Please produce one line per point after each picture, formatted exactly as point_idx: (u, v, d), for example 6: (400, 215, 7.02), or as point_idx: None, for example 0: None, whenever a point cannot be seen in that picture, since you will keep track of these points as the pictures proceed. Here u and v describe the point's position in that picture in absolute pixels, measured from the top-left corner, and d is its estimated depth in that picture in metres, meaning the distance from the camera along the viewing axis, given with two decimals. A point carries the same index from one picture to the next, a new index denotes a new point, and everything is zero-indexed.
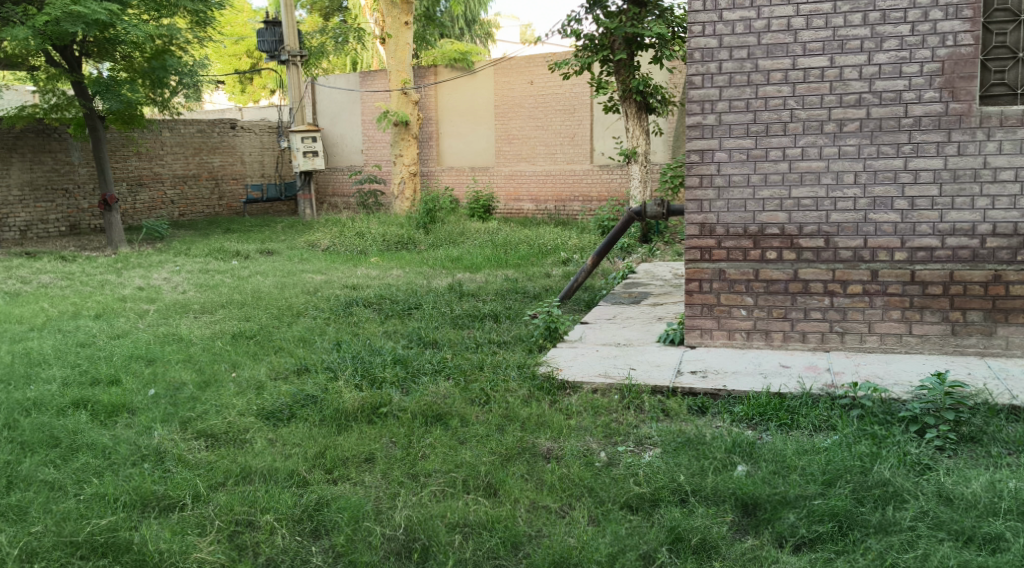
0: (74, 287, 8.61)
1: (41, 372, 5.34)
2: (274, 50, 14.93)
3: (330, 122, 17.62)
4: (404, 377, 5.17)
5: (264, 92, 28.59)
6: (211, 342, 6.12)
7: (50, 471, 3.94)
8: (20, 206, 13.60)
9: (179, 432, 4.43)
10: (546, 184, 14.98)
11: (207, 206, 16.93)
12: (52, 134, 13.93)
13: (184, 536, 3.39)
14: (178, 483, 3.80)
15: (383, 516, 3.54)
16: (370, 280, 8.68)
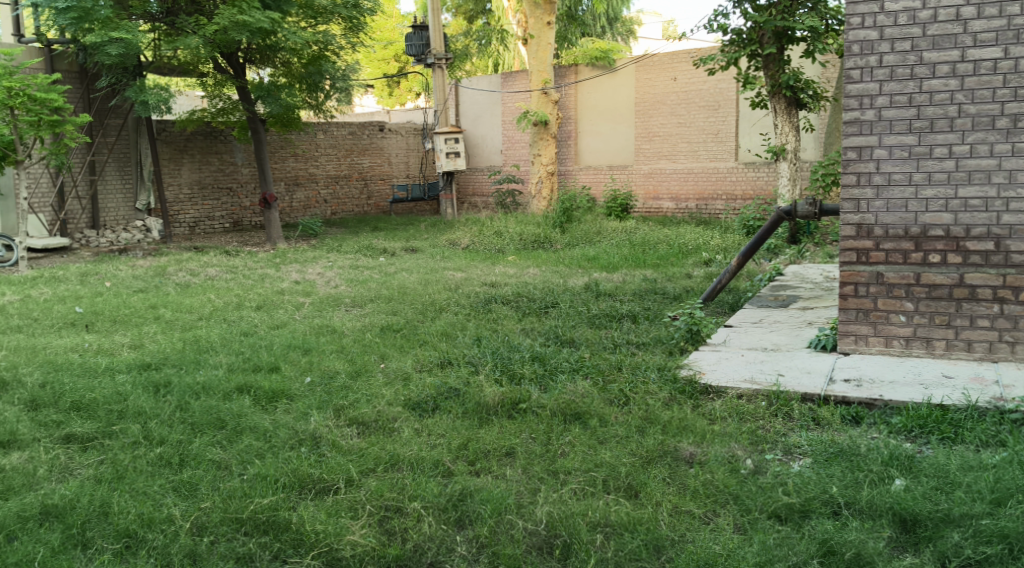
0: (237, 280, 9.18)
1: (209, 359, 5.73)
2: (420, 54, 15.37)
3: (472, 123, 17.95)
4: (543, 375, 5.21)
5: (410, 95, 29.60)
6: (362, 334, 6.39)
7: (218, 451, 4.23)
8: (190, 204, 14.61)
9: (333, 419, 4.65)
10: (688, 182, 14.71)
11: (356, 205, 17.64)
12: (218, 137, 14.92)
13: (338, 519, 3.55)
14: (333, 467, 3.99)
15: (525, 510, 3.59)
16: (509, 278, 8.81)
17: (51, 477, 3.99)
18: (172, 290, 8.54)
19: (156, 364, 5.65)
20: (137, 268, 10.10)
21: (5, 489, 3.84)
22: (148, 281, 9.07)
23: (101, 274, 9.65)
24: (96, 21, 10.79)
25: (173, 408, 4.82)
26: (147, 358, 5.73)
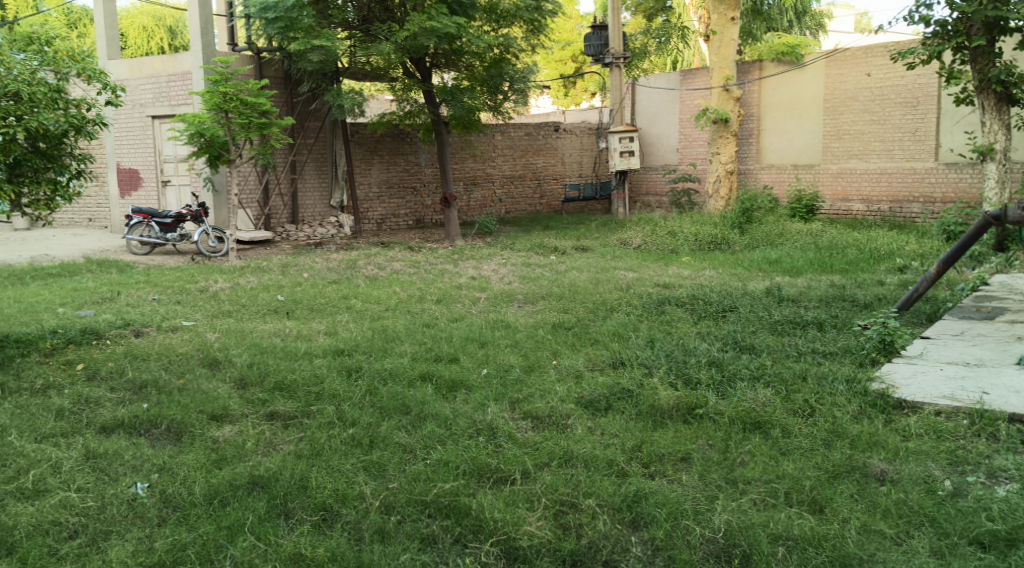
0: (419, 275, 9.58)
1: (394, 347, 6.05)
2: (599, 53, 15.41)
3: (649, 122, 17.79)
4: (721, 381, 5.10)
5: (585, 95, 29.78)
6: (535, 330, 6.51)
7: (403, 435, 4.46)
8: (378, 201, 15.38)
9: (509, 411, 4.78)
10: (881, 183, 13.88)
11: (529, 204, 17.96)
12: (405, 138, 15.65)
13: (515, 509, 3.66)
14: (509, 458, 4.11)
15: (702, 517, 3.55)
16: (683, 279, 8.68)
17: (257, 450, 4.37)
18: (360, 281, 9.04)
19: (348, 350, 6.02)
20: (329, 260, 10.78)
21: (219, 459, 4.24)
22: (340, 273, 9.66)
23: (299, 265, 10.38)
24: (300, 30, 11.63)
25: (363, 392, 5.12)
26: (340, 345, 6.12)
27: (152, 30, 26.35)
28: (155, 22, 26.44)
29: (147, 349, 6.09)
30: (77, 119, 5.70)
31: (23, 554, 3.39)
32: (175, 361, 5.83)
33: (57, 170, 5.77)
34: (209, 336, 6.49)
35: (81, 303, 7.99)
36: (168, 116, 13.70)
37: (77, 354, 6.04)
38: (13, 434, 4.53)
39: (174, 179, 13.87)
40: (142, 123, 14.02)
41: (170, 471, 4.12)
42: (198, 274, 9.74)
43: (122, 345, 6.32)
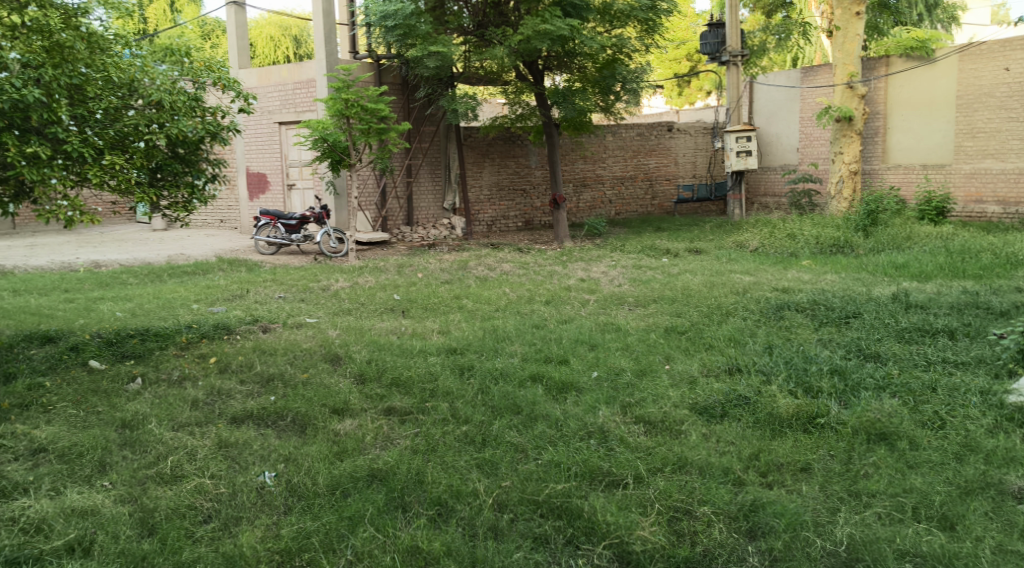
0: (529, 276, 9.66)
1: (505, 347, 6.12)
2: (715, 51, 15.11)
3: (767, 121, 17.34)
4: (843, 390, 4.93)
5: (700, 93, 29.24)
6: (647, 334, 6.45)
7: (515, 434, 4.52)
8: (489, 203, 15.57)
9: (620, 415, 4.76)
10: (1019, 183, 13.08)
11: (640, 205, 17.81)
12: (516, 140, 15.79)
13: (628, 513, 3.66)
14: (622, 462, 4.10)
15: (823, 529, 3.47)
16: (803, 284, 8.42)
17: (376, 444, 4.51)
18: (472, 282, 9.20)
19: (460, 349, 6.14)
20: (442, 261, 11.00)
21: (340, 451, 4.41)
22: (452, 274, 9.86)
23: (413, 266, 10.63)
24: (417, 37, 11.96)
25: (475, 390, 5.21)
26: (453, 343, 6.25)
27: (278, 39, 27.56)
28: (282, 32, 27.62)
29: (273, 344, 6.37)
30: (213, 125, 6.02)
31: (163, 535, 3.62)
32: (299, 356, 6.09)
33: (194, 174, 6.10)
34: (330, 333, 6.75)
35: (214, 299, 8.44)
36: (293, 122, 14.30)
37: (210, 348, 6.39)
38: (153, 422, 4.84)
39: (299, 183, 14.47)
40: (269, 129, 14.69)
41: (295, 461, 4.31)
42: (320, 273, 10.13)
43: (251, 340, 6.65)
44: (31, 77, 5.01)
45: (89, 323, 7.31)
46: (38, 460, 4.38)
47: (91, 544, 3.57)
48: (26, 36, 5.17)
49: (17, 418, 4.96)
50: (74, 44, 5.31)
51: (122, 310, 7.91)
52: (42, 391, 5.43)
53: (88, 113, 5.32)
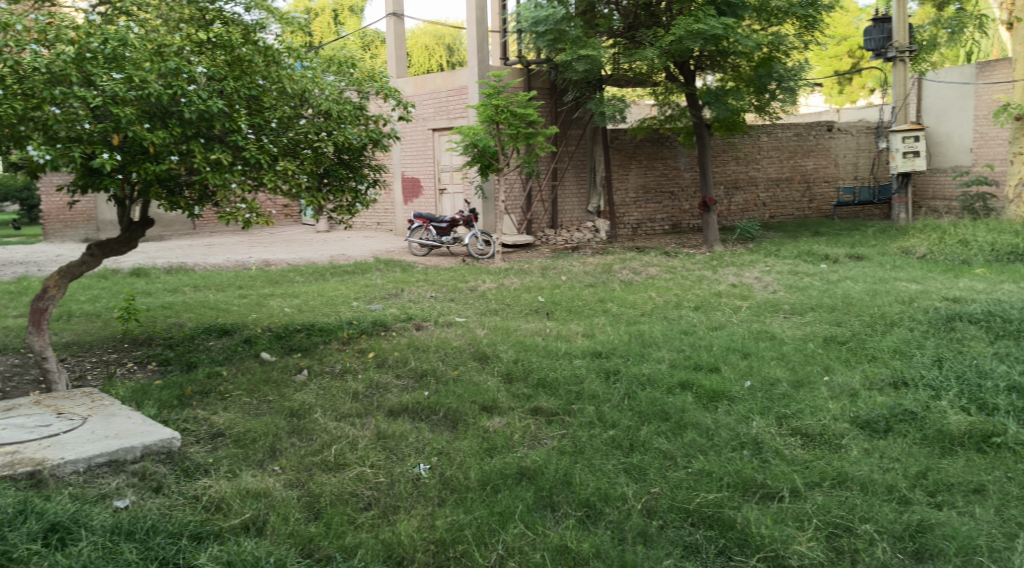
0: (677, 280, 9.53)
1: (653, 353, 6.07)
2: (880, 47, 14.35)
3: (937, 120, 16.33)
4: (1022, 409, 4.60)
5: (862, 91, 27.85)
6: (804, 343, 6.23)
7: (664, 441, 4.48)
8: (635, 206, 15.46)
9: (775, 426, 4.62)
10: None
11: (796, 208, 17.19)
12: (665, 142, 15.60)
13: (784, 526, 3.58)
14: (777, 474, 4.00)
15: (1000, 556, 3.32)
16: (976, 294, 7.88)
17: (524, 443, 4.59)
18: (618, 285, 9.19)
19: (607, 352, 6.14)
20: (587, 264, 11.05)
21: (490, 447, 4.52)
22: (597, 277, 9.87)
23: (559, 268, 10.73)
24: (568, 41, 12.07)
25: (622, 395, 5.21)
26: (599, 347, 6.26)
27: (433, 48, 28.50)
28: (436, 41, 28.54)
29: (425, 342, 6.60)
30: (376, 133, 6.32)
31: (327, 520, 3.83)
32: (450, 354, 6.28)
33: (357, 180, 6.40)
34: (478, 332, 6.92)
35: (371, 297, 8.83)
36: (446, 128, 14.73)
37: (368, 343, 6.70)
38: (318, 412, 5.14)
39: (449, 187, 14.91)
40: (424, 135, 15.24)
41: (448, 455, 4.46)
42: (469, 274, 10.40)
43: (405, 336, 6.91)
44: (215, 89, 5.44)
45: (260, 317, 7.83)
46: (217, 443, 4.73)
47: (263, 524, 3.83)
48: (211, 50, 5.65)
49: (198, 404, 5.38)
50: (253, 58, 5.74)
51: (289, 306, 8.42)
52: (219, 379, 5.87)
53: (264, 122, 5.73)
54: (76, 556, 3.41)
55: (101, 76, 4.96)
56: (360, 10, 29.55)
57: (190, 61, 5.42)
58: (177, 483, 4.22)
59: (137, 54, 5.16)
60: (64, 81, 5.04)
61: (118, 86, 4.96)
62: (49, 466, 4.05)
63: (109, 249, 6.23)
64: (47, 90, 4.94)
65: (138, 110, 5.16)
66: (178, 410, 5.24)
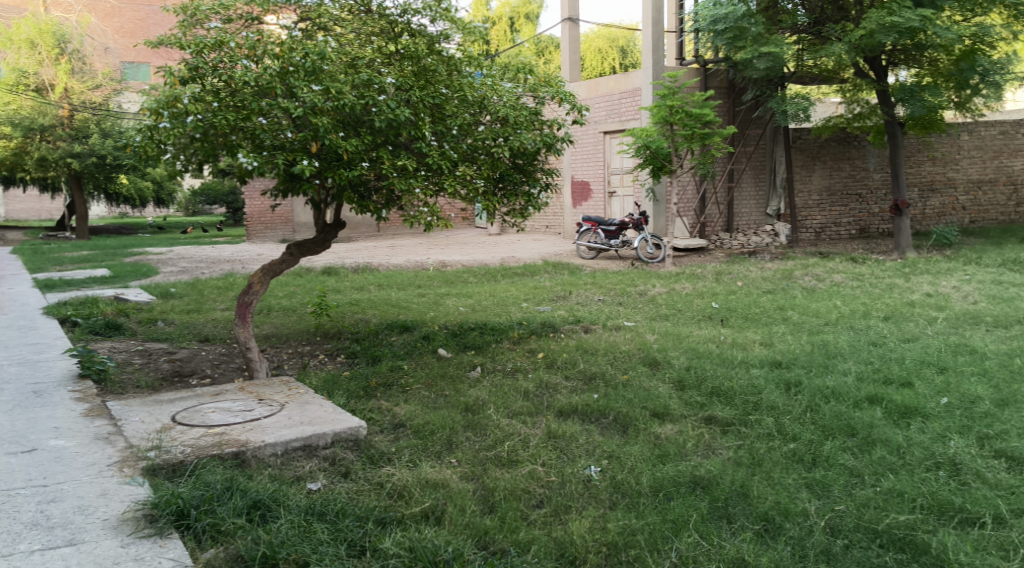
0: (864, 288, 9.03)
1: (837, 364, 5.79)
2: None
3: None
4: None
5: None
6: (1010, 359, 5.74)
7: (850, 457, 4.27)
8: (818, 209, 14.76)
9: (976, 447, 4.29)
10: None
11: (1001, 213, 15.86)
12: (852, 142, 14.87)
13: (986, 555, 3.37)
14: (978, 499, 3.74)
15: None
16: None
17: (698, 452, 4.52)
18: (798, 293, 8.83)
19: (787, 362, 5.92)
20: (765, 269, 10.70)
21: (663, 454, 4.48)
22: (775, 283, 9.53)
23: (735, 274, 10.46)
24: (748, 39, 11.82)
25: (804, 407, 5.01)
26: (778, 356, 6.05)
27: (606, 51, 28.62)
28: (609, 43, 28.62)
29: (595, 345, 6.62)
30: (550, 137, 6.37)
31: (502, 514, 3.91)
32: (620, 358, 6.27)
33: (530, 184, 6.49)
34: (649, 337, 6.86)
35: (541, 299, 8.97)
36: (618, 131, 14.69)
37: (538, 344, 6.81)
38: (492, 408, 5.28)
39: (619, 190, 14.86)
40: (596, 139, 15.32)
41: (619, 458, 4.46)
42: (639, 278, 10.33)
43: (575, 338, 6.97)
44: (402, 99, 5.67)
45: (436, 315, 8.13)
46: (399, 433, 4.97)
47: (441, 513, 3.95)
48: (400, 62, 5.93)
49: (382, 395, 5.67)
50: (436, 68, 6.00)
51: (463, 305, 8.69)
52: (401, 372, 6.17)
53: (446, 129, 5.93)
54: (275, 532, 3.63)
55: (301, 88, 5.34)
56: (535, 16, 30.09)
57: (380, 72, 5.69)
58: (363, 469, 4.46)
59: (333, 67, 5.51)
60: (269, 93, 5.47)
61: (317, 97, 5.31)
62: (251, 448, 4.41)
63: (305, 249, 6.69)
64: (255, 101, 5.38)
65: (333, 119, 5.51)
66: (364, 400, 5.55)
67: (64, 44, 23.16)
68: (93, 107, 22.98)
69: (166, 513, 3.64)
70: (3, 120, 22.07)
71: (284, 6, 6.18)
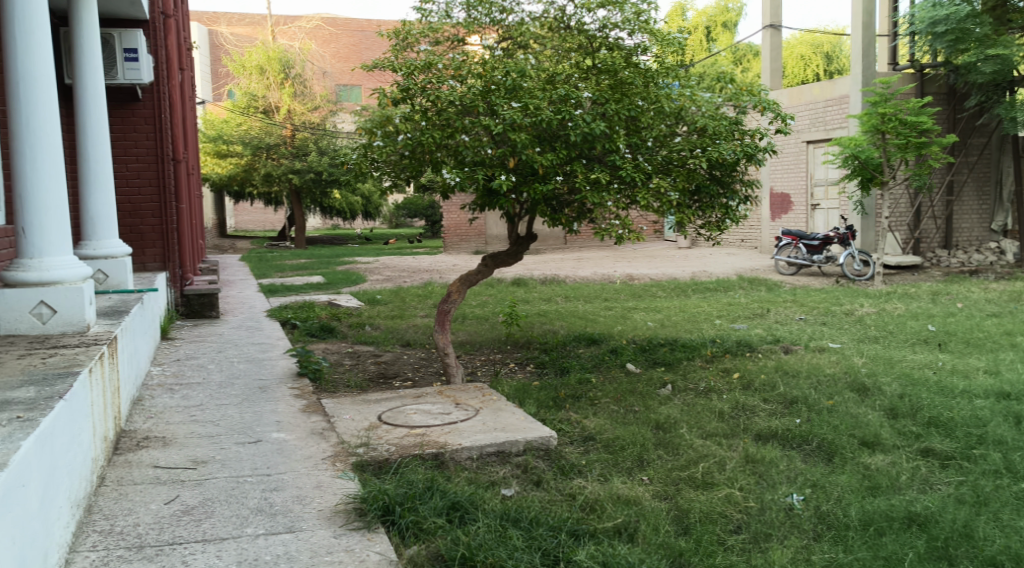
0: None
1: None
2: None
3: None
4: None
5: None
6: None
7: None
8: None
9: None
10: None
11: None
12: None
13: None
14: None
15: None
16: None
17: (913, 486, 4.21)
18: None
19: (1017, 394, 5.37)
20: (989, 291, 9.80)
21: (873, 486, 4.20)
22: (1002, 306, 8.70)
23: (953, 294, 9.65)
24: (973, 41, 11.00)
25: None
26: (1006, 387, 5.51)
27: (809, 58, 27.44)
28: (813, 50, 27.46)
29: (797, 366, 6.34)
30: (751, 147, 6.09)
31: (698, 536, 3.80)
32: (824, 382, 5.95)
33: (729, 196, 6.29)
34: (856, 360, 6.47)
35: (736, 316, 8.69)
36: (823, 140, 14.02)
37: (733, 363, 6.60)
38: (684, 427, 5.17)
39: (823, 203, 14.16)
40: (797, 149, 14.72)
41: (823, 488, 4.24)
42: (844, 297, 9.77)
43: (773, 359, 6.70)
44: (598, 112, 5.68)
45: (625, 329, 8.09)
46: (589, 446, 4.98)
47: (635, 531, 3.89)
48: (598, 76, 5.97)
49: (572, 407, 5.71)
50: (633, 81, 5.95)
51: (654, 320, 8.58)
52: (590, 386, 6.18)
53: (641, 141, 5.90)
54: (473, 535, 3.72)
55: (502, 105, 5.47)
56: (734, 24, 29.41)
57: (578, 88, 5.72)
58: (554, 479, 4.50)
59: (532, 83, 5.63)
60: (473, 111, 5.67)
61: (516, 113, 5.40)
62: (450, 450, 4.58)
63: (499, 260, 6.87)
64: (459, 120, 5.60)
65: (531, 135, 5.60)
66: (554, 411, 5.61)
67: (288, 69, 25.25)
68: (312, 127, 24.83)
69: (374, 508, 3.82)
70: (235, 139, 24.38)
71: (487, 26, 6.39)
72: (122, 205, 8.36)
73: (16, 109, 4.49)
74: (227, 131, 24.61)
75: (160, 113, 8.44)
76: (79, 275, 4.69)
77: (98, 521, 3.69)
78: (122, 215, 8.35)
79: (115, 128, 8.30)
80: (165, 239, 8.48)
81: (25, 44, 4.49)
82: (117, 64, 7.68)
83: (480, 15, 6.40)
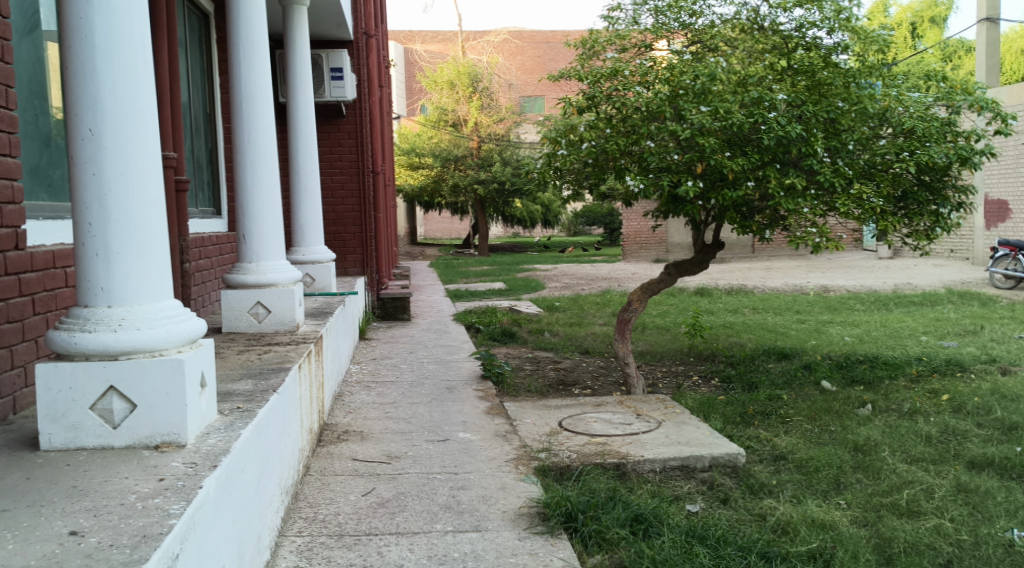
0: None
1: None
2: None
3: None
4: None
5: None
6: None
7: None
8: None
9: None
10: None
11: None
12: None
13: None
14: None
15: None
16: None
17: None
18: None
19: None
20: None
21: None
22: None
23: None
24: None
25: None
26: None
27: None
28: None
29: (1016, 390, 5.77)
30: (966, 150, 5.62)
31: None
32: None
33: (939, 203, 5.85)
34: None
35: (945, 333, 8.05)
36: None
37: (942, 384, 6.10)
38: (886, 450, 4.84)
39: None
40: (1017, 151, 13.49)
41: None
42: None
43: (988, 380, 6.15)
44: (794, 114, 5.43)
45: (819, 344, 7.71)
46: (780, 466, 4.77)
47: (831, 557, 3.66)
48: (795, 78, 5.74)
49: (760, 424, 5.50)
50: (832, 82, 5.65)
51: (851, 335, 8.11)
52: (781, 402, 5.93)
53: (841, 144, 5.55)
54: (658, 548, 3.65)
55: (690, 110, 5.36)
56: (943, 19, 27.35)
57: (772, 91, 5.50)
58: (742, 498, 4.34)
59: (723, 87, 5.45)
60: (659, 117, 5.59)
61: (705, 118, 5.27)
62: (632, 461, 4.53)
63: (684, 269, 6.74)
64: (644, 126, 5.56)
65: (720, 139, 5.45)
66: (741, 427, 5.42)
67: (477, 83, 26.07)
68: (498, 138, 25.52)
69: (557, 514, 3.84)
70: (427, 152, 25.53)
71: (675, 30, 6.28)
72: (326, 213, 8.95)
73: (239, 127, 4.92)
74: (419, 144, 25.83)
75: (361, 127, 8.93)
76: (291, 278, 5.03)
77: (304, 508, 3.95)
78: (327, 223, 8.95)
79: (321, 142, 8.90)
80: (364, 246, 8.99)
81: (248, 66, 4.89)
82: (325, 82, 8.25)
83: (668, 20, 6.29)
